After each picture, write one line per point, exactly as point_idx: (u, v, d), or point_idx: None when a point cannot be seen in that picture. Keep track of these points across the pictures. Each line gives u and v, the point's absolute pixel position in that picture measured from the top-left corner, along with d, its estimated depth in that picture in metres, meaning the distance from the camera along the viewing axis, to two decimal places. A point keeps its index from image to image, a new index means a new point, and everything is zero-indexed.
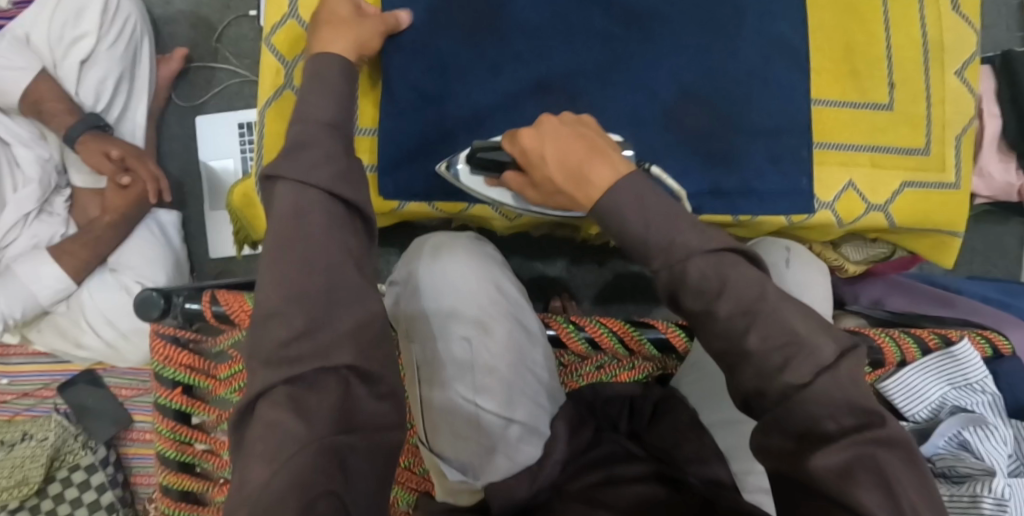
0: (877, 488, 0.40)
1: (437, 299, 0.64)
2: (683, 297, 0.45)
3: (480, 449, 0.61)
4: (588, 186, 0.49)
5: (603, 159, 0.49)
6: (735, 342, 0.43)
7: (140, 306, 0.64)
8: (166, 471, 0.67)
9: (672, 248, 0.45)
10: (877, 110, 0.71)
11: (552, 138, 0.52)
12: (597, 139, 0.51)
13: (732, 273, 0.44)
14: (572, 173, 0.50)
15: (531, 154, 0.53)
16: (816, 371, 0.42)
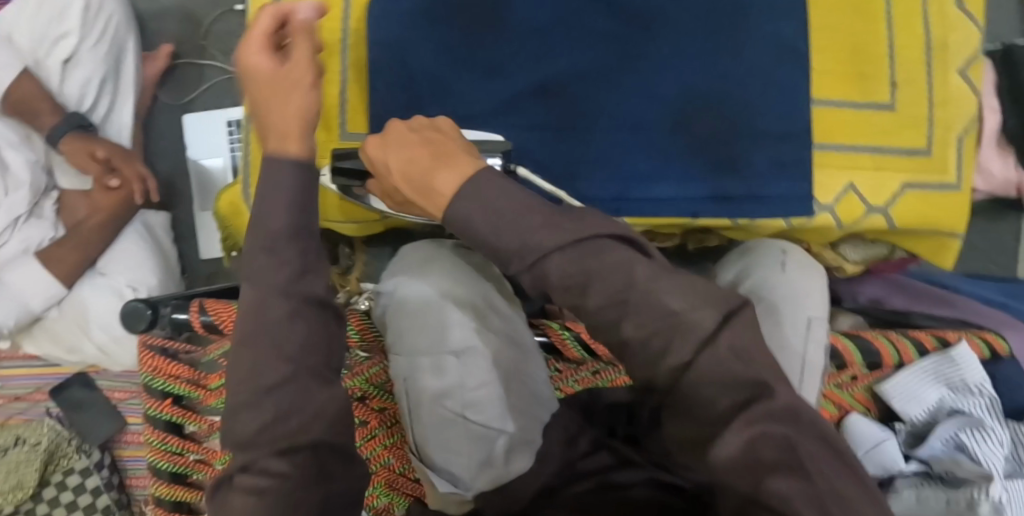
0: (788, 471, 0.37)
1: (427, 312, 0.62)
2: (551, 295, 0.42)
3: (471, 462, 0.61)
4: (434, 196, 0.44)
5: (446, 164, 0.44)
6: (612, 334, 0.42)
7: (127, 317, 0.64)
8: (159, 482, 0.67)
9: (531, 247, 0.41)
10: (880, 110, 0.70)
11: (395, 147, 0.47)
12: (442, 144, 0.46)
13: (594, 263, 0.41)
14: (417, 184, 0.45)
15: (377, 164, 0.48)
16: (697, 346, 0.39)
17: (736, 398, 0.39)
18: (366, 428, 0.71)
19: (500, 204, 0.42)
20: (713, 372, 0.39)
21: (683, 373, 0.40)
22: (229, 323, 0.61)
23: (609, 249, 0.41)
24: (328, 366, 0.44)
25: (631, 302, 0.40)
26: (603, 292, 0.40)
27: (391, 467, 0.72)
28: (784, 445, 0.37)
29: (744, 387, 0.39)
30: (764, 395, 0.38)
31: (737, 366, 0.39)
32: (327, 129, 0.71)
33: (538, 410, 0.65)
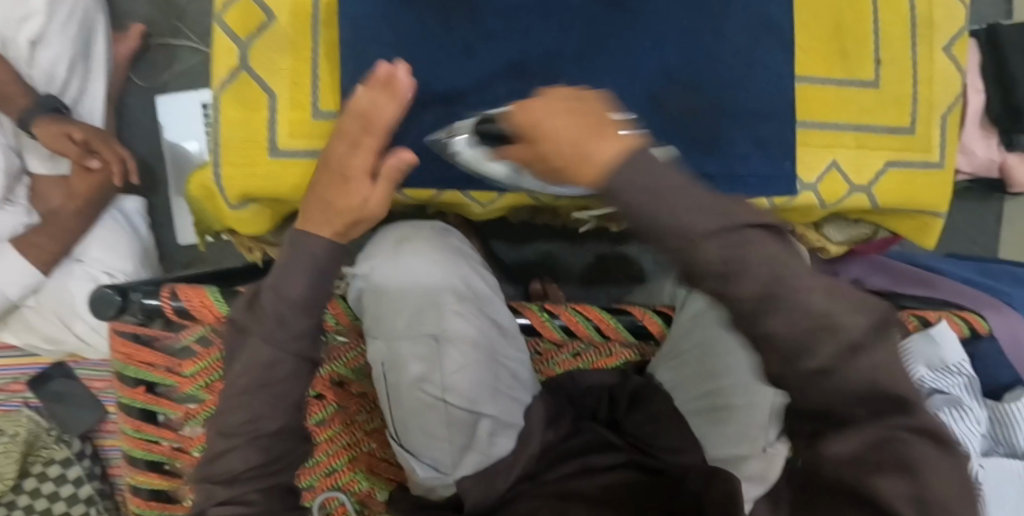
0: (899, 475, 0.37)
1: (402, 297, 0.62)
2: (699, 280, 0.39)
3: (452, 444, 0.61)
4: (591, 164, 0.40)
5: (610, 134, 0.40)
6: (753, 325, 0.38)
7: (95, 304, 0.60)
8: (136, 471, 0.67)
9: (676, 230, 0.38)
10: (864, 88, 0.69)
11: (558, 111, 0.42)
12: (596, 115, 0.42)
13: (747, 255, 0.38)
14: (569, 155, 0.41)
15: (531, 126, 0.42)
16: (841, 351, 0.37)
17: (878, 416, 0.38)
18: (347, 414, 0.70)
19: (667, 184, 0.39)
20: (852, 385, 0.37)
21: (820, 375, 0.38)
22: (202, 309, 0.60)
23: (753, 243, 0.38)
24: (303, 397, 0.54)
25: (783, 297, 0.37)
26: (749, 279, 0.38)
27: (372, 452, 0.72)
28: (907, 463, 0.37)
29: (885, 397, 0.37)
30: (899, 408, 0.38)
31: (881, 378, 0.38)
32: (300, 108, 0.68)
33: (519, 391, 0.65)
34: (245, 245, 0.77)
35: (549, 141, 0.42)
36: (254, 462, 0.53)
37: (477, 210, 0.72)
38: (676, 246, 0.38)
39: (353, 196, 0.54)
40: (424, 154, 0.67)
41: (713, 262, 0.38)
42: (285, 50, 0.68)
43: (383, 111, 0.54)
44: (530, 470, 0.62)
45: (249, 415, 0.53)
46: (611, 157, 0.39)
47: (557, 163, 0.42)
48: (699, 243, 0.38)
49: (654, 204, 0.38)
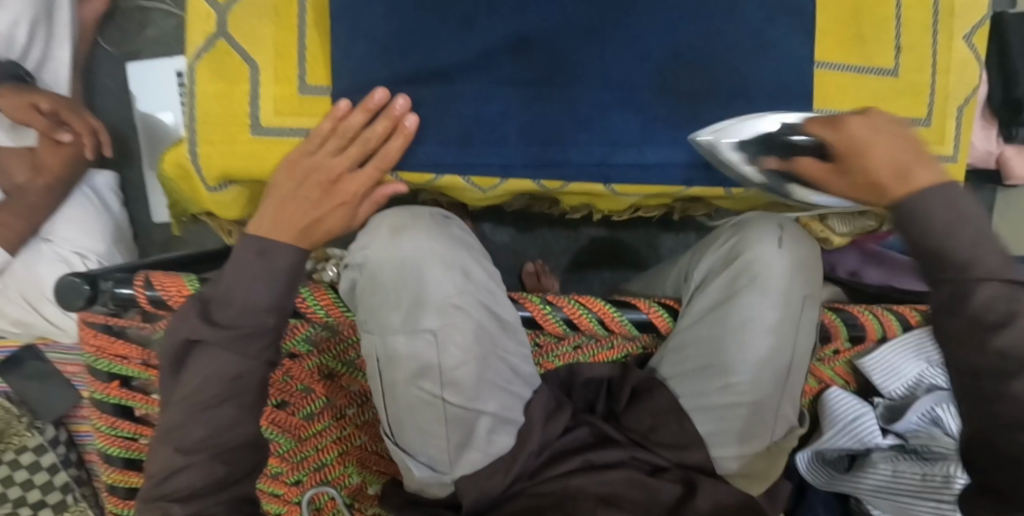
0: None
1: (399, 290, 0.56)
2: (958, 318, 0.49)
3: (450, 444, 0.58)
4: (907, 183, 0.50)
5: (927, 164, 0.50)
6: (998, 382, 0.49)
7: (61, 294, 0.56)
8: (111, 469, 0.64)
9: (966, 261, 0.48)
10: (881, 75, 0.67)
11: (886, 133, 0.52)
12: (913, 143, 0.52)
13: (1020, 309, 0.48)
14: (893, 169, 0.51)
15: (857, 139, 0.52)
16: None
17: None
18: (335, 407, 0.67)
19: (977, 219, 0.49)
20: None
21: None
22: (178, 298, 0.56)
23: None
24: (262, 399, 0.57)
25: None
26: (1015, 333, 0.47)
27: (363, 445, 0.70)
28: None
29: None
30: None
31: None
32: (284, 82, 0.63)
33: (518, 385, 0.62)
34: (224, 228, 0.73)
35: (862, 158, 0.51)
36: (213, 476, 0.56)
37: (476, 195, 0.68)
38: (953, 274, 0.49)
39: (339, 216, 0.60)
40: (420, 136, 0.63)
41: (981, 305, 0.48)
42: (268, 17, 0.63)
43: (394, 152, 0.60)
44: (530, 468, 0.61)
45: (209, 429, 0.56)
46: (928, 184, 0.49)
47: (860, 179, 0.52)
48: (978, 274, 0.48)
49: (952, 227, 0.49)
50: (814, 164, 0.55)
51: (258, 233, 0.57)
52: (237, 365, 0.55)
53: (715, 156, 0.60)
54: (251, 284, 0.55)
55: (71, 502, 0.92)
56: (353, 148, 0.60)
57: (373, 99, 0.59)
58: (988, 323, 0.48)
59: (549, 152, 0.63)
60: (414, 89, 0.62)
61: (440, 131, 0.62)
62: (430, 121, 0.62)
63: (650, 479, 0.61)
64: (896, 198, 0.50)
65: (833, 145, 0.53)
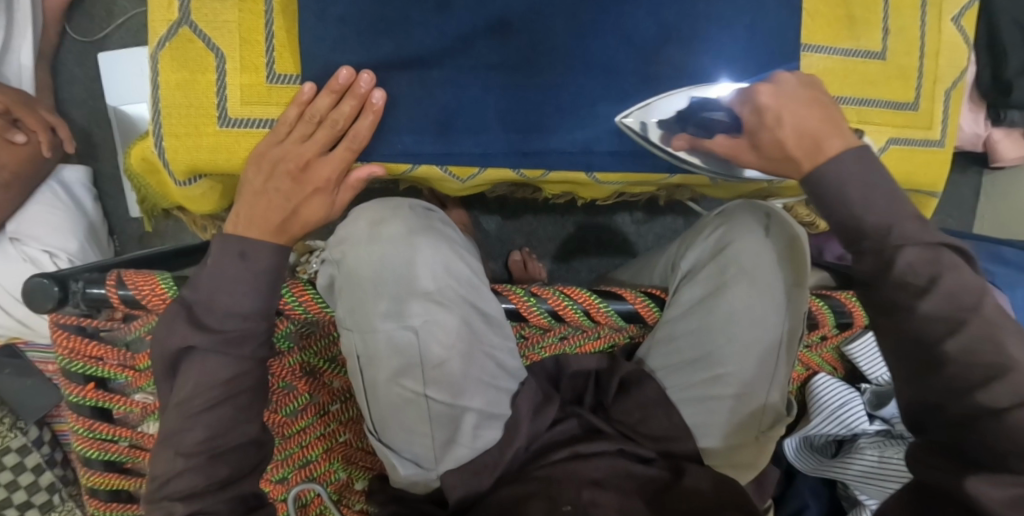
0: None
1: (377, 287, 0.54)
2: (885, 287, 0.47)
3: (435, 441, 0.57)
4: (818, 154, 0.51)
5: (838, 132, 0.51)
6: (931, 347, 0.46)
7: (30, 295, 0.54)
8: (91, 473, 0.62)
9: (878, 230, 0.48)
10: (869, 59, 0.66)
11: (788, 98, 0.53)
12: (834, 112, 0.53)
13: (943, 270, 0.46)
14: (807, 137, 0.51)
15: (766, 112, 0.53)
16: (1013, 398, 0.44)
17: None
18: (319, 403, 0.65)
19: (881, 181, 0.49)
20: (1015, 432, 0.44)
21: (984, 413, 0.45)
22: (154, 297, 0.55)
23: (944, 263, 0.46)
24: (255, 399, 0.55)
25: (970, 322, 0.46)
26: (938, 300, 0.46)
27: (347, 441, 0.68)
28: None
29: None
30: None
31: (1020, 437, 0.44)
32: (251, 70, 0.59)
33: (504, 380, 0.60)
34: (197, 223, 0.71)
35: (774, 132, 0.53)
36: (214, 478, 0.54)
37: (454, 186, 0.66)
38: (871, 245, 0.48)
39: (315, 207, 0.59)
40: (395, 125, 0.60)
41: (903, 271, 0.46)
42: (230, 1, 0.59)
43: (364, 132, 0.58)
44: (518, 463, 0.60)
45: (209, 432, 0.54)
46: (838, 151, 0.50)
47: (773, 151, 0.53)
48: (896, 240, 0.47)
49: (867, 196, 0.48)
50: (724, 141, 0.57)
51: (237, 233, 0.56)
52: (233, 366, 0.54)
53: (643, 140, 0.61)
54: (233, 287, 0.53)
55: (57, 502, 0.92)
56: (320, 132, 0.58)
57: (337, 79, 0.57)
58: (915, 289, 0.46)
59: (533, 140, 0.61)
60: (391, 78, 0.59)
61: (417, 120, 0.60)
62: (404, 107, 0.60)
63: (636, 466, 0.61)
64: (804, 171, 0.51)
65: (746, 122, 0.55)
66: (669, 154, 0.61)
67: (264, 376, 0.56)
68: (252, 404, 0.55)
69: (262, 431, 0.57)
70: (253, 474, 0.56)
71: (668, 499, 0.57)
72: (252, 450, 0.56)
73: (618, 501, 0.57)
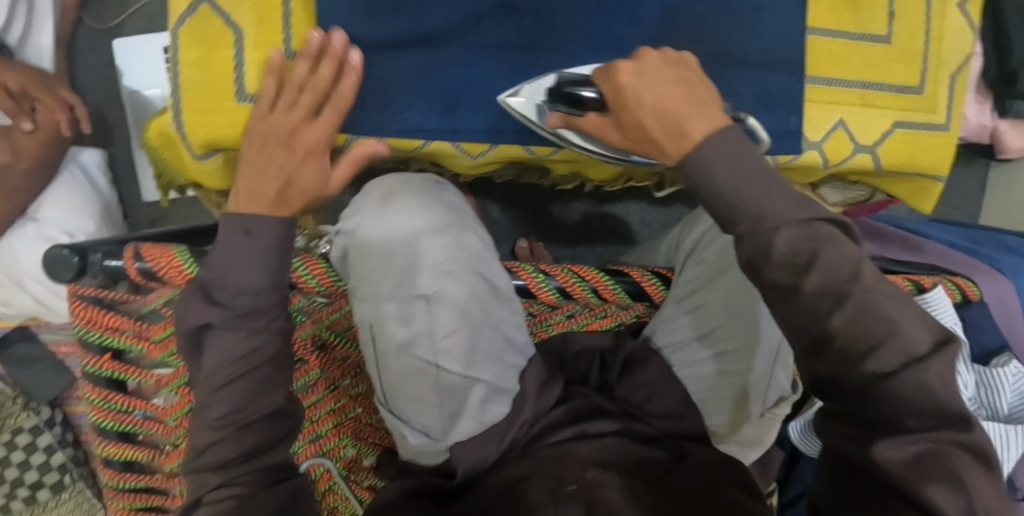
0: (949, 487, 0.42)
1: (390, 257, 0.55)
2: (766, 267, 0.46)
3: (444, 413, 0.57)
4: (684, 140, 0.49)
5: (702, 112, 0.49)
6: (815, 322, 0.46)
7: (49, 266, 0.56)
8: (104, 444, 0.62)
9: (758, 211, 0.47)
10: (874, 42, 0.67)
11: (651, 78, 0.51)
12: (697, 87, 0.51)
13: (821, 246, 0.46)
14: (669, 122, 0.50)
15: (626, 92, 0.51)
16: (901, 360, 0.44)
17: (926, 422, 0.44)
18: (329, 379, 0.66)
19: (749, 164, 0.48)
20: (915, 398, 0.44)
21: (882, 380, 0.45)
22: (171, 270, 0.56)
23: (834, 238, 0.46)
24: (276, 375, 0.56)
25: (849, 297, 0.45)
26: (819, 276, 0.45)
27: (358, 417, 0.69)
28: (948, 469, 0.43)
29: (948, 414, 0.44)
30: (953, 427, 0.44)
31: (937, 391, 0.44)
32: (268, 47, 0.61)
33: (513, 356, 0.61)
34: (212, 200, 0.72)
35: (634, 112, 0.51)
36: (241, 449, 0.55)
37: (464, 163, 0.66)
38: (744, 228, 0.47)
39: (309, 173, 0.57)
40: (405, 102, 0.61)
41: (784, 252, 0.46)
42: None
43: (347, 91, 0.58)
44: (521, 441, 0.61)
45: (232, 405, 0.55)
46: (704, 135, 0.48)
47: (637, 132, 0.52)
48: (769, 222, 0.46)
49: (735, 181, 0.47)
50: (592, 118, 0.55)
51: (238, 210, 0.55)
52: (247, 343, 0.54)
53: (530, 121, 0.60)
54: (243, 264, 0.53)
55: (68, 482, 0.92)
56: (304, 98, 0.57)
57: (308, 42, 0.57)
58: (794, 268, 0.46)
59: None
60: (402, 55, 0.61)
61: (426, 98, 0.61)
62: (414, 85, 0.61)
63: (640, 449, 0.61)
64: (672, 158, 0.50)
65: (607, 100, 0.53)
66: (552, 134, 0.60)
67: (285, 348, 0.56)
68: (273, 380, 0.56)
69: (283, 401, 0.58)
70: (280, 446, 0.58)
71: (672, 481, 0.57)
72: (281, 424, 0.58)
73: (617, 480, 0.56)
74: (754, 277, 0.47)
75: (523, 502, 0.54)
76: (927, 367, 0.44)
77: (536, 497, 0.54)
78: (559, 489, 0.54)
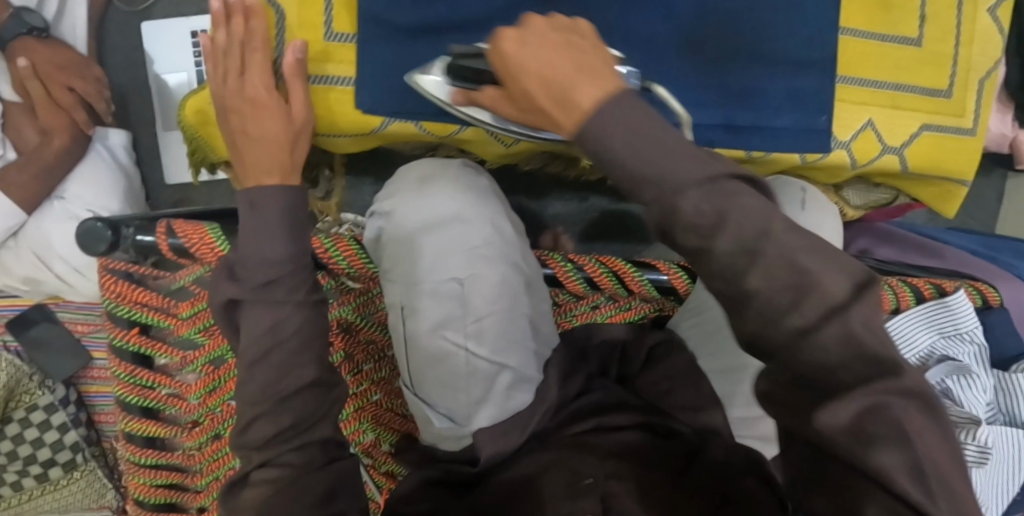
0: (895, 444, 0.36)
1: (427, 238, 0.57)
2: (674, 234, 0.38)
3: (470, 398, 0.57)
4: (572, 109, 0.40)
5: (591, 76, 0.40)
6: (733, 284, 0.37)
7: (84, 237, 0.56)
8: (128, 418, 0.63)
9: (659, 183, 0.38)
10: (905, 45, 0.68)
11: (533, 47, 0.42)
12: (581, 49, 0.42)
13: (729, 205, 0.37)
14: (554, 90, 0.40)
15: (508, 62, 0.42)
16: (824, 311, 0.36)
17: (855, 370, 0.36)
18: (353, 362, 0.66)
19: (649, 129, 0.38)
20: (834, 351, 0.36)
21: (800, 338, 0.36)
22: (202, 246, 0.56)
23: (742, 193, 0.37)
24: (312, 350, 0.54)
25: (766, 252, 0.36)
26: (732, 236, 0.36)
27: (378, 402, 0.68)
28: (899, 423, 0.36)
29: (883, 363, 0.35)
30: (890, 373, 0.36)
31: (868, 340, 0.35)
32: (309, 27, 0.62)
33: (537, 344, 0.61)
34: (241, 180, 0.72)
35: (519, 83, 0.42)
36: (282, 425, 0.52)
37: (496, 150, 0.68)
38: (651, 196, 0.38)
39: (274, 119, 0.59)
40: None
41: (691, 216, 0.37)
42: None
43: (261, 32, 0.59)
44: (542, 429, 0.59)
45: (266, 380, 0.52)
46: (592, 101, 0.39)
47: (525, 103, 0.43)
48: (675, 188, 0.37)
49: (635, 150, 0.38)
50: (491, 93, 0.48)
51: (252, 186, 0.56)
52: (274, 313, 0.53)
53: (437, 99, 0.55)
54: (266, 238, 0.54)
55: (80, 462, 0.92)
56: (235, 58, 0.59)
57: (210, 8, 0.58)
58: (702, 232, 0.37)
59: None
60: (440, 41, 0.61)
61: None
62: None
63: (658, 442, 0.59)
64: (567, 132, 0.40)
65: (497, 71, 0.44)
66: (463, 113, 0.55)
67: (316, 322, 0.54)
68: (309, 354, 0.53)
69: (322, 373, 0.54)
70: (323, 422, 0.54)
71: (691, 477, 0.55)
72: (328, 400, 0.54)
73: (630, 474, 0.53)
74: (670, 245, 0.39)
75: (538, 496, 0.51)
76: (851, 312, 0.36)
77: (551, 490, 0.51)
78: (576, 483, 0.51)
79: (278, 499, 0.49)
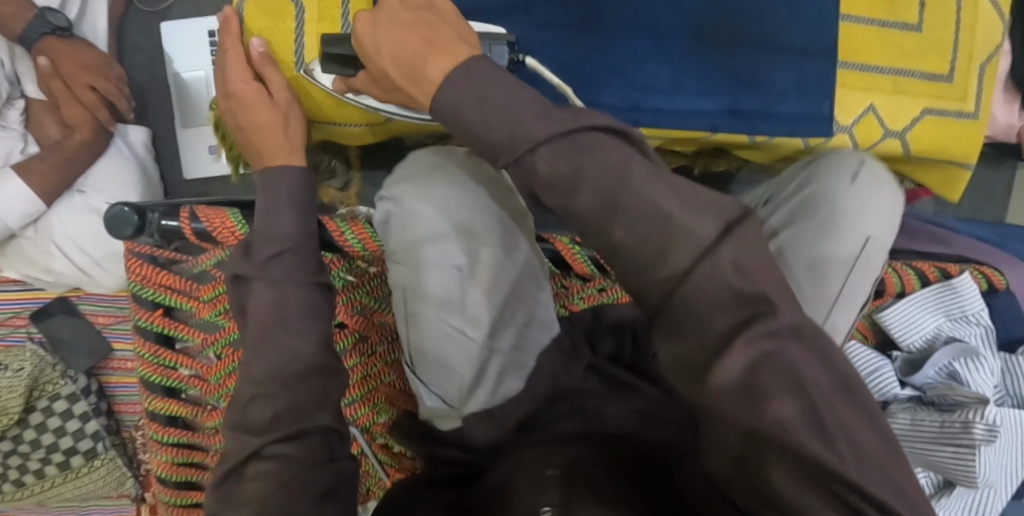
0: (789, 392, 0.36)
1: (430, 223, 0.57)
2: (613, 199, 0.39)
3: (463, 380, 0.58)
4: (425, 83, 0.43)
5: (444, 49, 0.43)
6: (603, 237, 0.39)
7: (111, 223, 0.58)
8: (152, 397, 0.65)
9: (538, 141, 0.39)
10: (905, 31, 0.69)
11: (385, 26, 0.47)
12: (435, 26, 0.45)
13: (585, 159, 0.39)
14: (407, 64, 0.45)
15: (365, 44, 0.48)
16: (695, 255, 0.37)
17: (734, 318, 0.36)
18: (366, 344, 0.68)
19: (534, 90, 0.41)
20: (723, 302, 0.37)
21: (677, 283, 0.37)
22: (224, 230, 0.58)
23: (598, 144, 0.39)
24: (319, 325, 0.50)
25: (621, 202, 0.38)
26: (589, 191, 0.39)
27: (391, 384, 0.70)
28: (789, 369, 0.36)
29: (749, 304, 0.36)
30: (765, 313, 0.36)
31: (734, 278, 0.37)
32: (328, 20, 0.66)
33: (534, 332, 0.60)
34: None
35: (376, 62, 0.47)
36: (280, 408, 0.47)
37: None
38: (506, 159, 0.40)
39: (263, 112, 0.63)
40: None
41: (545, 172, 0.39)
42: None
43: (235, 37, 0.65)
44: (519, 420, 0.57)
45: (270, 360, 0.47)
46: (444, 73, 0.42)
47: (386, 83, 0.48)
48: (522, 145, 0.39)
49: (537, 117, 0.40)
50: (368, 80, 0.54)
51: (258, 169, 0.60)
52: (278, 288, 0.50)
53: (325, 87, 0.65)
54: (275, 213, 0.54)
55: (101, 450, 0.94)
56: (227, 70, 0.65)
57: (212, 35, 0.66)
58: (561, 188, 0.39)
59: (582, 96, 0.65)
60: None
61: None
62: None
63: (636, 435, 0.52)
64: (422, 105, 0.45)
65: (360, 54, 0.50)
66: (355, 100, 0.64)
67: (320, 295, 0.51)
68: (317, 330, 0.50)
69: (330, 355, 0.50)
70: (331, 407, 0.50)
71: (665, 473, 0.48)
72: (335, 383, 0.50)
73: (600, 453, 0.48)
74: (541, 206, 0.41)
75: (504, 490, 0.44)
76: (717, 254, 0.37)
77: (517, 487, 0.43)
78: (538, 476, 0.44)
79: (279, 494, 0.43)
